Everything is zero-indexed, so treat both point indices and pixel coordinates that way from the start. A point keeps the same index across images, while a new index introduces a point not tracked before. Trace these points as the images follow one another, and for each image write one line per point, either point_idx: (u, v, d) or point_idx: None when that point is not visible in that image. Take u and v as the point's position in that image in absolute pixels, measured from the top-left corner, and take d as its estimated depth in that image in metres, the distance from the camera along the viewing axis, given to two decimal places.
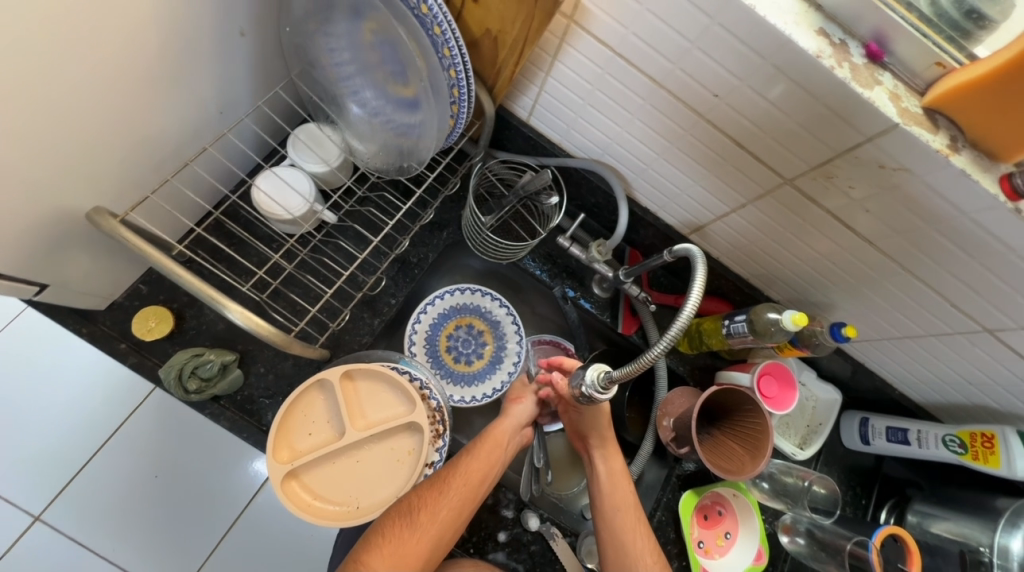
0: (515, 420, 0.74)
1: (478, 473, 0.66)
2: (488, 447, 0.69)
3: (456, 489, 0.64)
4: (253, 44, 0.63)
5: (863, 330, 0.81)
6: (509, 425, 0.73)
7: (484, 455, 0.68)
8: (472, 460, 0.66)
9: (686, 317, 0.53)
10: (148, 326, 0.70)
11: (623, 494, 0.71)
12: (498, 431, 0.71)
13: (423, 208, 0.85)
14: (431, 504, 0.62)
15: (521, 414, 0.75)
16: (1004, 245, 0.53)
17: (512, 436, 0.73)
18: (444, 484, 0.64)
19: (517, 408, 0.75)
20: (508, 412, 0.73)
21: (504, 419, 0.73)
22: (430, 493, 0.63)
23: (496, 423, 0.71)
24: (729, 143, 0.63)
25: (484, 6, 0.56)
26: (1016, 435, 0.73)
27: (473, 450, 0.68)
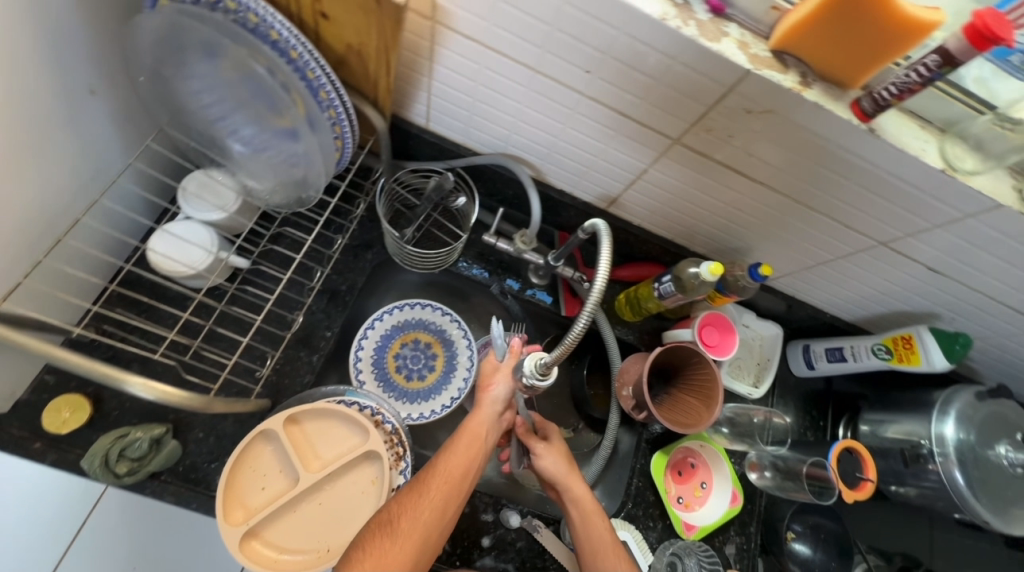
0: (494, 408, 0.66)
1: (458, 470, 0.60)
2: (466, 440, 0.63)
3: (436, 490, 0.58)
4: (108, 100, 0.60)
5: (783, 266, 0.85)
6: (484, 414, 0.66)
7: (462, 449, 0.62)
8: (450, 456, 0.61)
9: (601, 283, 0.55)
10: (61, 418, 0.64)
11: (600, 533, 0.67)
12: (475, 422, 0.65)
13: (340, 233, 0.83)
14: (410, 510, 0.56)
15: (498, 399, 0.67)
16: (870, 164, 0.57)
17: (494, 425, 0.67)
18: (422, 487, 0.58)
19: (493, 393, 0.67)
20: (484, 399, 0.66)
21: (480, 407, 0.66)
22: (407, 498, 0.57)
23: (472, 413, 0.65)
24: (615, 114, 0.64)
25: (336, 22, 0.54)
26: (929, 331, 0.80)
27: (450, 446, 0.62)
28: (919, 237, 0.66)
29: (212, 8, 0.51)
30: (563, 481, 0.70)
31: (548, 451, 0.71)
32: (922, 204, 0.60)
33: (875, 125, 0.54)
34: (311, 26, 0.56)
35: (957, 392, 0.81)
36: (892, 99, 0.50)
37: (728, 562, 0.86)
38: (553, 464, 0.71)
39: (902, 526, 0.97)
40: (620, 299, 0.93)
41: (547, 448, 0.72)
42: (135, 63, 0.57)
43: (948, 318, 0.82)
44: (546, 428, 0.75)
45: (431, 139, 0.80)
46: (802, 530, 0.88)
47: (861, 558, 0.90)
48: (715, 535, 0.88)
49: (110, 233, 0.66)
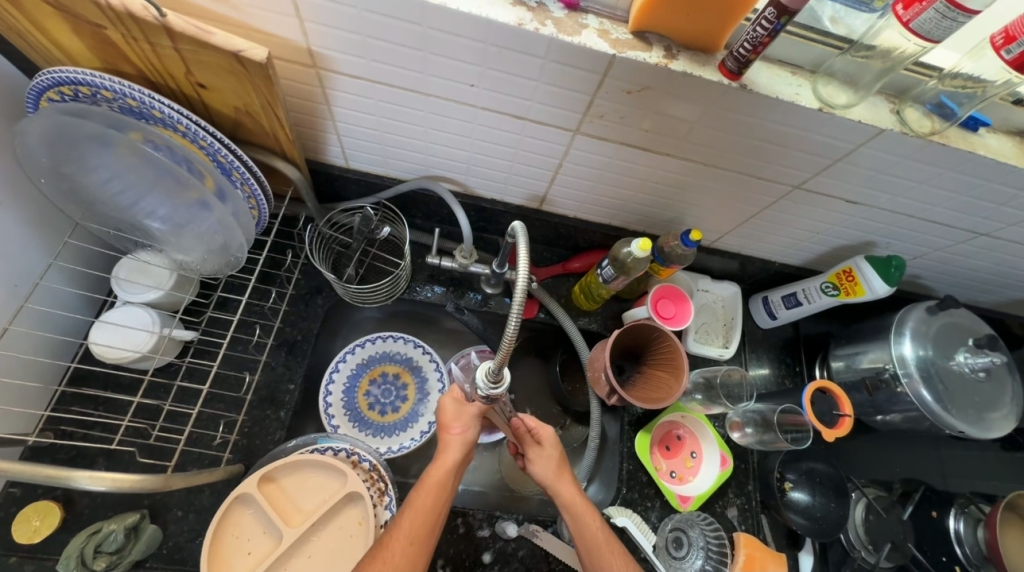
0: (459, 453, 0.66)
1: (422, 526, 0.60)
2: (429, 493, 0.63)
3: (400, 551, 0.58)
4: (15, 206, 0.61)
5: (719, 226, 0.87)
6: (450, 458, 0.65)
7: (425, 503, 0.62)
8: (412, 512, 0.61)
9: (523, 281, 0.52)
10: (32, 526, 0.64)
11: (592, 527, 0.67)
12: (439, 470, 0.65)
13: (287, 284, 0.84)
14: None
15: (467, 442, 0.67)
16: (754, 117, 0.60)
17: (458, 469, 0.67)
18: (386, 552, 0.58)
19: (460, 436, 0.67)
20: (447, 445, 0.65)
21: (444, 453, 0.66)
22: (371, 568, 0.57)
23: (435, 463, 0.65)
24: (512, 119, 0.66)
25: (216, 89, 0.56)
26: (866, 261, 0.83)
27: (413, 501, 0.62)
28: (827, 173, 0.69)
29: (93, 101, 0.55)
30: (552, 484, 0.70)
31: (539, 456, 0.71)
32: (815, 144, 0.63)
33: (747, 82, 0.57)
34: (197, 97, 0.59)
35: (909, 311, 0.84)
36: (750, 54, 0.52)
37: (733, 525, 0.87)
38: (545, 470, 0.70)
39: (895, 453, 0.98)
40: (576, 291, 0.93)
41: (540, 452, 0.71)
42: (32, 166, 0.58)
43: (884, 244, 0.85)
44: (542, 432, 0.72)
45: (355, 177, 0.82)
46: (797, 478, 0.87)
47: (859, 493, 0.90)
48: (714, 502, 0.88)
49: (48, 335, 0.67)
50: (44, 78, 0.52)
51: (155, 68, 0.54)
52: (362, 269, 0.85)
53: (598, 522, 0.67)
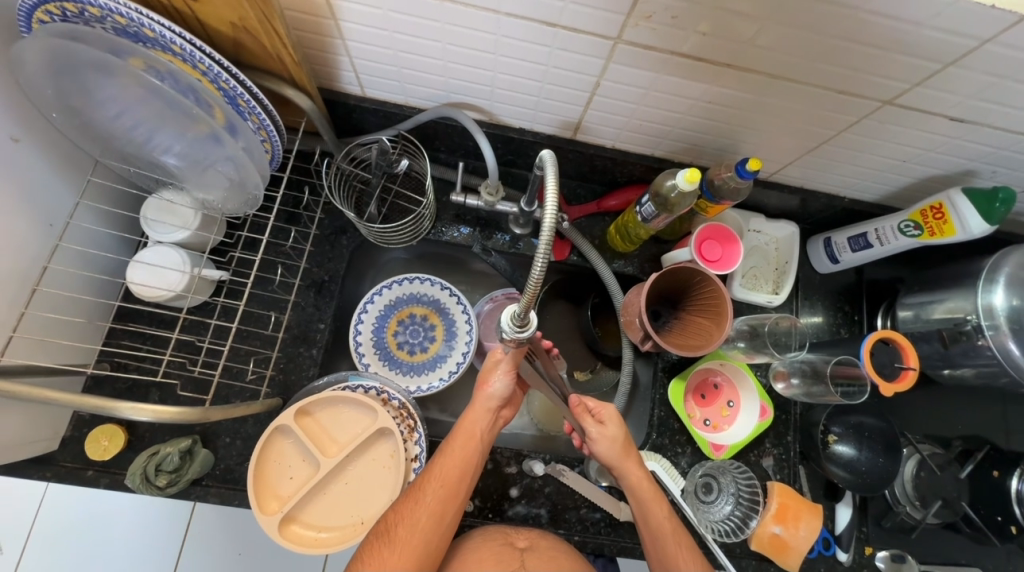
0: (488, 406, 0.68)
1: (454, 472, 0.64)
2: (460, 442, 0.66)
3: (432, 493, 0.62)
4: (34, 144, 0.60)
5: (780, 155, 0.76)
6: (478, 412, 0.68)
7: (456, 452, 0.65)
8: (445, 459, 0.65)
9: (551, 216, 0.46)
10: (102, 446, 0.71)
11: (659, 516, 0.68)
12: (469, 422, 0.68)
13: (310, 224, 0.82)
14: (408, 515, 0.61)
15: (494, 396, 0.69)
16: (847, 6, 0.48)
17: (489, 422, 0.69)
18: (418, 492, 0.63)
19: (488, 391, 0.68)
20: (475, 400, 0.67)
21: (473, 407, 0.68)
22: (406, 505, 0.62)
23: (466, 416, 0.68)
24: (541, 27, 0.56)
25: (208, 1, 0.50)
26: (962, 194, 0.70)
27: (445, 451, 0.66)
28: (932, 82, 0.56)
29: (84, 21, 0.51)
30: (620, 466, 0.70)
31: (602, 435, 0.70)
32: (924, 41, 0.50)
33: None
34: (188, 12, 0.53)
35: (1007, 254, 0.71)
36: None
37: (767, 474, 0.84)
38: (607, 449, 0.70)
39: (960, 408, 0.90)
40: (611, 231, 0.86)
41: (602, 430, 0.70)
42: (43, 100, 0.56)
43: (987, 173, 0.71)
44: (603, 411, 0.71)
45: (372, 106, 0.76)
46: (843, 431, 0.82)
47: (912, 449, 0.84)
48: (749, 451, 0.85)
49: (88, 275, 0.69)
50: None
51: None
52: (384, 207, 0.82)
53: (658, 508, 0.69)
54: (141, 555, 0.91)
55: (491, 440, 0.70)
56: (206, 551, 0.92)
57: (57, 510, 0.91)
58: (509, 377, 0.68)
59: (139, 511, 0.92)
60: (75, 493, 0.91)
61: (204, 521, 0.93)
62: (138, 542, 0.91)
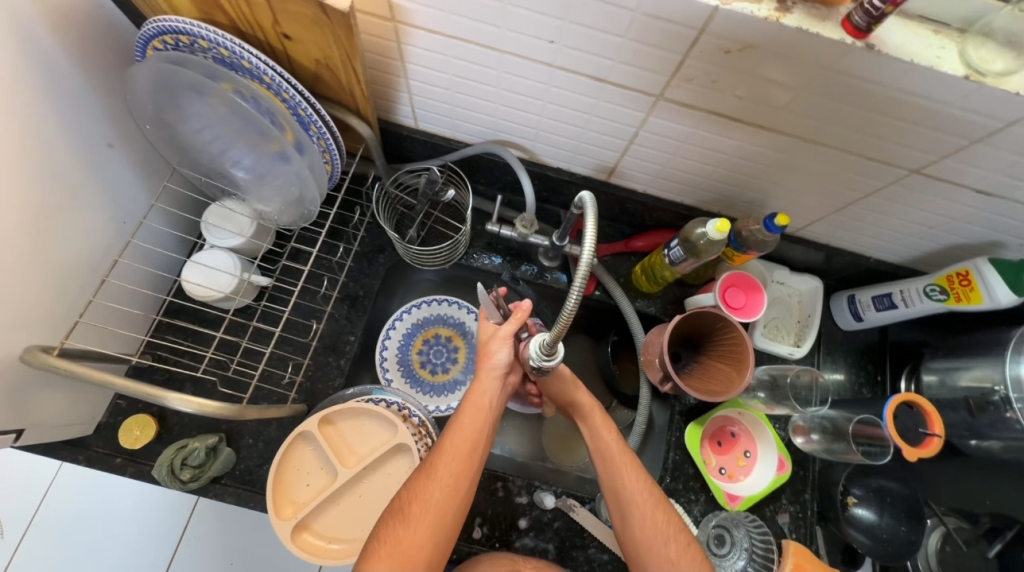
0: (494, 377, 0.65)
1: (464, 447, 0.61)
2: (470, 415, 0.63)
3: (444, 468, 0.60)
4: (124, 150, 0.67)
5: (808, 212, 0.78)
6: (485, 384, 0.65)
7: (466, 426, 0.62)
8: (454, 433, 0.62)
9: (590, 252, 0.49)
10: (134, 435, 0.74)
11: (607, 442, 0.67)
12: (477, 395, 0.64)
13: (352, 241, 0.87)
14: (421, 492, 0.59)
15: (498, 367, 0.66)
16: (878, 84, 0.52)
17: (498, 395, 0.66)
18: (431, 469, 0.60)
19: (490, 361, 0.65)
20: (480, 370, 0.64)
21: (479, 380, 0.65)
22: (418, 481, 0.60)
23: (473, 388, 0.64)
24: (589, 80, 0.62)
25: (299, 41, 0.58)
26: (989, 263, 0.71)
27: (455, 425, 0.63)
28: (958, 156, 0.59)
29: (191, 50, 0.58)
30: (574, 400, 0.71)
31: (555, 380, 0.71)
32: (950, 119, 0.53)
33: (876, 40, 0.48)
34: (281, 49, 0.61)
35: None
36: (886, 7, 0.44)
37: (783, 532, 0.82)
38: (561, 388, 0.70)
39: (989, 483, 0.87)
40: (637, 270, 0.89)
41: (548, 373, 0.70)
42: (140, 113, 0.63)
43: (1014, 245, 0.73)
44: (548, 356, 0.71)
45: (422, 138, 0.82)
46: (863, 494, 0.80)
47: (936, 520, 0.83)
48: (765, 505, 0.83)
49: (148, 270, 0.75)
50: (151, 27, 0.56)
51: (245, 17, 0.56)
52: (423, 231, 0.87)
53: (643, 472, 0.65)
54: (133, 553, 0.89)
55: (501, 412, 0.67)
56: (198, 558, 0.90)
57: (62, 495, 0.90)
58: (509, 343, 0.65)
59: (139, 507, 0.91)
60: (84, 477, 0.91)
61: (199, 526, 0.91)
62: (132, 540, 0.90)
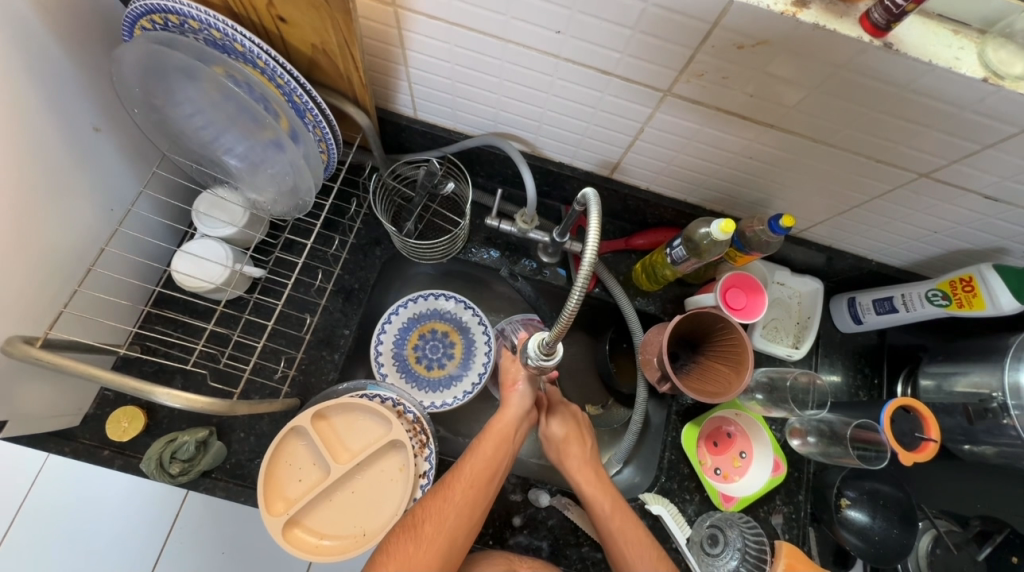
0: (518, 408, 0.71)
1: (483, 473, 0.65)
2: (492, 444, 0.67)
3: (461, 491, 0.63)
4: (112, 134, 0.65)
5: (812, 213, 0.77)
6: (509, 414, 0.70)
7: (487, 453, 0.66)
8: (475, 458, 0.66)
9: (592, 252, 0.48)
10: (122, 427, 0.73)
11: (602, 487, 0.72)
12: (501, 424, 0.69)
13: (348, 232, 0.85)
14: (436, 513, 0.61)
15: (522, 397, 0.71)
16: (893, 84, 0.50)
17: (518, 426, 0.70)
18: (448, 489, 0.63)
19: (516, 392, 0.71)
20: (507, 400, 0.70)
21: (505, 410, 0.70)
22: (434, 501, 0.62)
23: (498, 416, 0.69)
24: (596, 74, 0.60)
25: (295, 24, 0.55)
26: (993, 270, 0.71)
27: (476, 449, 0.67)
28: (969, 161, 0.58)
29: (181, 31, 0.55)
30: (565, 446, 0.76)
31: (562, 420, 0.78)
32: (964, 122, 0.52)
33: (895, 39, 0.47)
34: (276, 32, 0.58)
35: None
36: (906, 5, 0.42)
37: (776, 532, 0.82)
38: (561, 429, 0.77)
39: (980, 487, 0.87)
40: (637, 269, 0.88)
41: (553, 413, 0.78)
42: (128, 97, 0.60)
43: (1019, 251, 0.72)
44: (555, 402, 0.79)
45: (422, 128, 0.80)
46: (857, 496, 0.80)
47: (927, 523, 0.83)
48: (759, 506, 0.83)
49: (136, 259, 0.72)
50: (139, 6, 0.53)
51: None
52: (421, 224, 0.85)
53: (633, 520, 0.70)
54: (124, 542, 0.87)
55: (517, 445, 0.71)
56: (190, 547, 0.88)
57: (51, 484, 0.88)
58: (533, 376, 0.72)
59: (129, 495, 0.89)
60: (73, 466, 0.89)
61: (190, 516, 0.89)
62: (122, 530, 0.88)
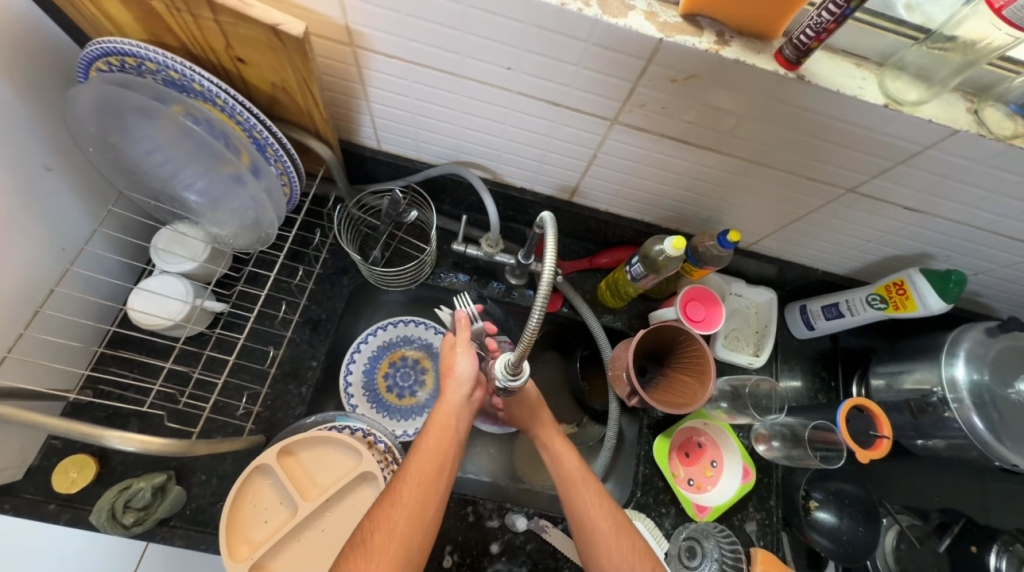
0: (459, 390, 0.68)
1: (430, 468, 0.61)
2: (435, 434, 0.64)
3: (410, 493, 0.59)
4: (64, 173, 0.64)
5: (758, 228, 0.83)
6: (451, 397, 0.68)
7: (432, 445, 0.63)
8: (420, 455, 0.62)
9: (551, 271, 0.50)
10: (70, 478, 0.68)
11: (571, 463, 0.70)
12: (443, 412, 0.66)
13: (314, 263, 0.85)
14: (384, 520, 0.57)
15: (462, 380, 0.69)
16: (812, 111, 0.56)
17: (462, 410, 0.68)
18: (395, 494, 0.59)
19: (455, 373, 0.69)
20: (446, 384, 0.68)
21: (446, 395, 0.68)
22: (381, 510, 0.58)
23: (440, 401, 0.67)
24: (547, 105, 0.63)
25: (254, 65, 0.57)
26: (921, 274, 0.77)
27: (420, 445, 0.63)
28: (886, 177, 0.64)
29: (138, 73, 0.56)
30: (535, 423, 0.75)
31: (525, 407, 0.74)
32: (876, 144, 0.58)
33: (806, 72, 0.52)
34: (235, 71, 0.60)
35: (964, 331, 0.77)
36: (811, 42, 0.48)
37: (750, 539, 0.83)
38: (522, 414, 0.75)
39: (935, 480, 0.92)
40: (601, 286, 0.91)
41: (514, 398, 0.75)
42: (81, 136, 0.60)
43: (942, 257, 0.79)
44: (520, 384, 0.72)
45: (386, 159, 0.82)
46: (824, 497, 0.83)
47: (890, 519, 0.85)
48: (732, 514, 0.85)
49: (88, 299, 0.70)
50: (95, 49, 0.54)
51: (197, 41, 0.55)
52: (388, 252, 0.86)
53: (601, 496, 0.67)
54: None
55: (467, 430, 0.69)
56: None
57: None
58: (471, 352, 0.70)
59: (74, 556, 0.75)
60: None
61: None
62: None
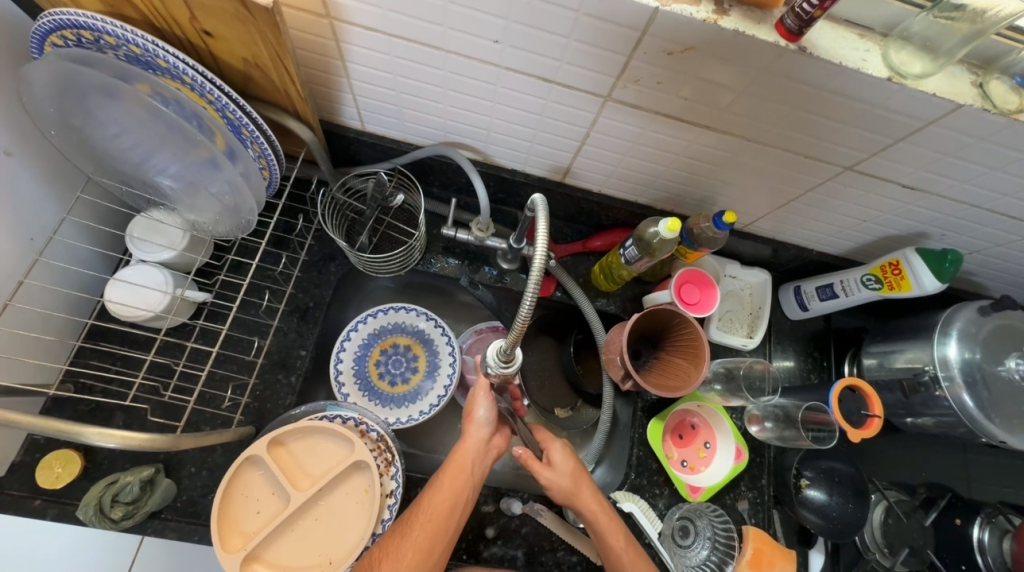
0: (478, 434, 0.68)
1: (442, 507, 0.62)
2: (450, 475, 0.65)
3: (419, 528, 0.61)
4: (26, 159, 0.61)
5: (753, 209, 0.81)
6: (470, 440, 0.68)
7: (446, 486, 0.64)
8: (434, 494, 0.63)
9: (542, 253, 0.49)
10: (54, 473, 0.67)
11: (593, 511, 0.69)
12: (461, 454, 0.67)
13: (300, 250, 0.83)
14: (392, 552, 0.58)
15: (482, 424, 0.69)
16: (812, 85, 0.53)
17: (480, 453, 0.68)
18: (405, 527, 0.61)
19: (475, 418, 0.69)
20: (466, 428, 0.68)
21: (465, 438, 0.68)
22: (391, 541, 0.60)
23: (457, 444, 0.67)
24: (538, 81, 0.61)
25: (222, 38, 0.53)
26: (916, 253, 0.76)
27: (434, 484, 0.64)
28: (886, 154, 0.62)
29: (97, 47, 0.53)
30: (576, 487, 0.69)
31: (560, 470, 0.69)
32: (876, 119, 0.56)
33: (807, 43, 0.50)
34: (203, 46, 0.56)
35: (957, 310, 0.77)
36: (815, 10, 0.45)
37: (742, 518, 0.84)
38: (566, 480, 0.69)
39: (922, 456, 0.93)
40: (594, 270, 0.89)
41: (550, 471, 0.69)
42: (41, 118, 0.56)
43: (938, 236, 0.78)
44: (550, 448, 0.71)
45: (370, 140, 0.78)
46: (814, 476, 0.84)
47: (879, 495, 0.87)
48: (725, 494, 0.86)
49: (62, 290, 0.68)
50: (47, 21, 0.50)
51: (159, 13, 0.52)
52: (376, 237, 0.84)
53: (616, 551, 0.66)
54: None
55: (484, 474, 0.69)
56: None
57: None
58: (491, 398, 0.70)
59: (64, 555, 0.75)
60: None
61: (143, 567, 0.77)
62: None
